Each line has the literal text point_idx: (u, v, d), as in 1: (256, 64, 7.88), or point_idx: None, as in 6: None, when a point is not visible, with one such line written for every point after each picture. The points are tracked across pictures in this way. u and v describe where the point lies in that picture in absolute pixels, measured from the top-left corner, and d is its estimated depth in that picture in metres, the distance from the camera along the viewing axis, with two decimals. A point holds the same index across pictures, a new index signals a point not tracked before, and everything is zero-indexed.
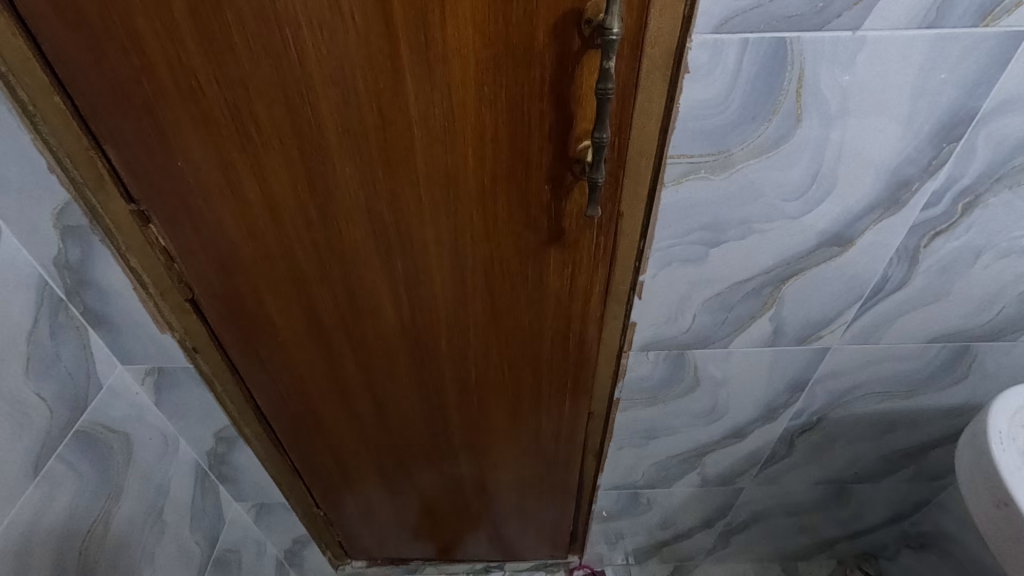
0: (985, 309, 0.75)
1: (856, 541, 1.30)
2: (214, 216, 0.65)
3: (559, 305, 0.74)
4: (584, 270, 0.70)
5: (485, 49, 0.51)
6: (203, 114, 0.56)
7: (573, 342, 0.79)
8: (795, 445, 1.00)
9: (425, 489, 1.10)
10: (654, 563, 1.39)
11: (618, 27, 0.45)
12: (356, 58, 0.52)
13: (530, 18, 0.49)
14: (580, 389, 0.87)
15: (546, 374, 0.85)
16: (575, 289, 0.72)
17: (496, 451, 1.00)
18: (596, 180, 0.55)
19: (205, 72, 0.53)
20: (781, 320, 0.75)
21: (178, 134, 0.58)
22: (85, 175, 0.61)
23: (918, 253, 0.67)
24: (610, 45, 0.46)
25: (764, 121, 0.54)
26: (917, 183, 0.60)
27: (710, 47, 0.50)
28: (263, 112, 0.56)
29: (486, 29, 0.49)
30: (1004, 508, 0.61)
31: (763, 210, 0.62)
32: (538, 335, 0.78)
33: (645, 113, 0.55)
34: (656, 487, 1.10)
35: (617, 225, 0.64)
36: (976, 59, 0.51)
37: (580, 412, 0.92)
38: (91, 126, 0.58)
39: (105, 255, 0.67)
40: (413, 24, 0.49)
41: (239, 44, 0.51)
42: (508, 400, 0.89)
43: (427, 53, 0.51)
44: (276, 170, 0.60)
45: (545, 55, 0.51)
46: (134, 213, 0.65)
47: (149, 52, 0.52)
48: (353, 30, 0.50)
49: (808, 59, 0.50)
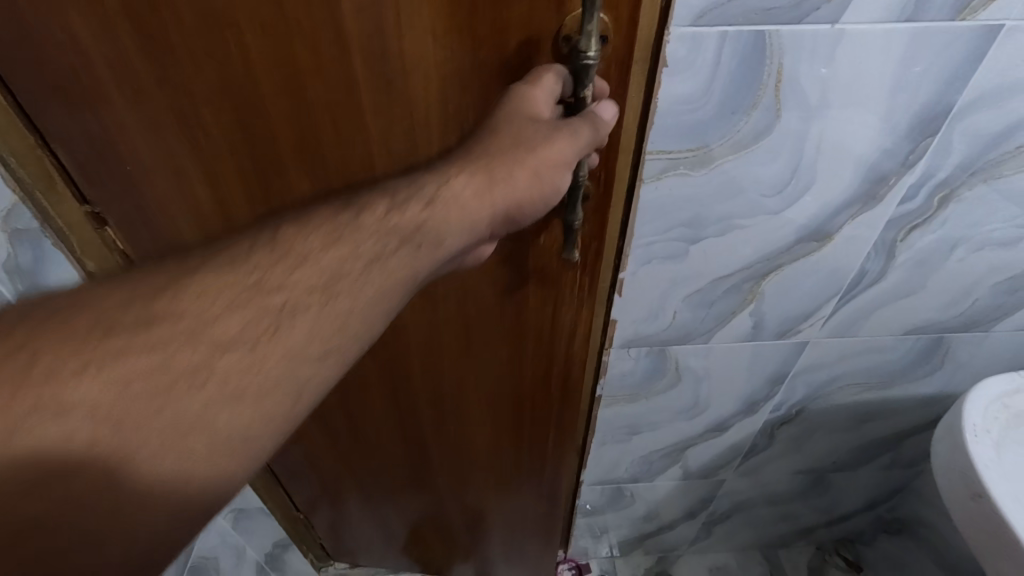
0: (959, 301, 0.76)
1: (834, 527, 1.32)
2: (165, 217, 0.63)
3: (539, 340, 0.72)
4: (567, 305, 0.68)
5: (448, 65, 0.48)
6: (149, 116, 0.53)
7: (556, 374, 0.77)
8: (775, 437, 1.01)
9: (407, 501, 1.07)
10: (638, 556, 1.39)
11: (595, 50, 0.44)
12: (307, 67, 0.49)
13: (496, 31, 0.46)
14: (565, 417, 0.85)
15: (529, 404, 0.83)
16: (559, 319, 0.70)
17: (477, 470, 0.97)
18: (571, 221, 0.55)
19: (147, 73, 0.50)
20: (761, 315, 0.75)
21: (127, 137, 0.55)
22: (33, 175, 0.59)
23: (895, 246, 0.67)
24: (587, 70, 0.45)
25: (743, 116, 0.53)
26: (894, 178, 0.60)
27: (688, 41, 0.48)
28: (212, 118, 0.53)
29: (453, 41, 0.47)
30: (979, 501, 0.62)
31: (743, 207, 0.61)
32: (517, 368, 0.76)
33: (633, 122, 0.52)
34: (639, 480, 1.10)
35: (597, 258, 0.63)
36: (952, 54, 0.50)
37: (565, 437, 0.90)
38: (37, 124, 0.56)
39: (60, 259, 0.66)
40: (366, 31, 0.47)
41: (181, 47, 0.48)
42: (489, 427, 0.87)
43: (384, 65, 0.49)
44: (232, 178, 0.58)
45: (509, 71, 0.49)
46: (88, 215, 0.64)
47: (87, 51, 0.49)
48: (303, 36, 0.47)
49: (786, 53, 0.49)
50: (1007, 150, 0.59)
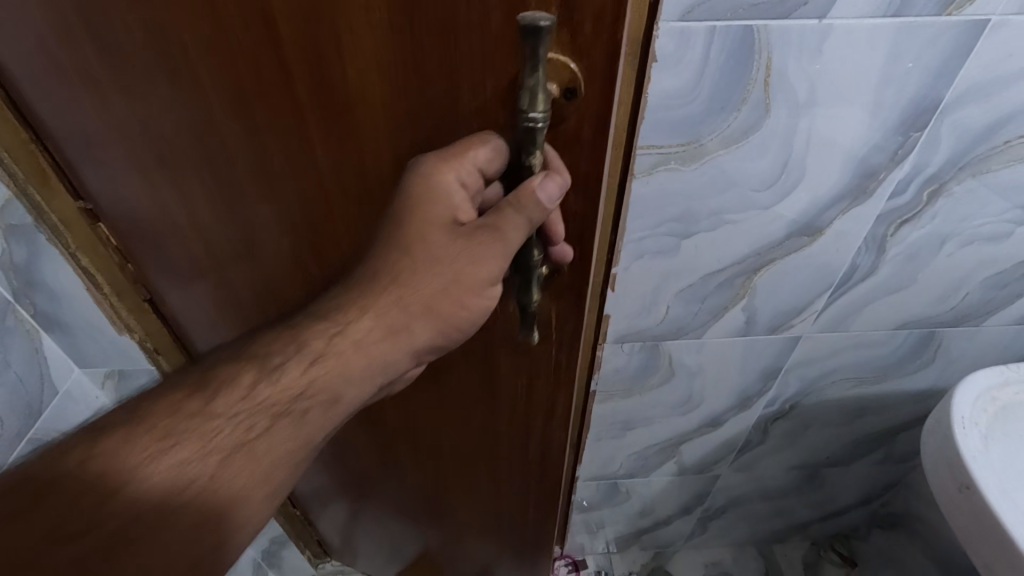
0: (950, 295, 0.76)
1: (829, 522, 1.33)
2: (143, 222, 0.62)
3: (513, 415, 0.64)
4: (542, 386, 0.59)
5: (399, 109, 0.39)
6: (115, 122, 0.50)
7: (532, 448, 0.69)
8: (769, 432, 1.01)
9: (390, 524, 1.03)
10: (634, 551, 1.40)
11: (543, 110, 0.35)
12: (252, 93, 0.42)
13: (451, 72, 0.36)
14: (544, 488, 0.76)
15: (505, 472, 0.75)
16: (529, 395, 0.60)
17: (455, 518, 0.90)
18: (526, 305, 0.47)
19: (107, 79, 0.46)
20: (753, 309, 0.75)
21: (102, 140, 0.53)
22: (26, 170, 0.61)
23: (885, 241, 0.68)
24: (534, 134, 0.36)
25: (732, 112, 0.54)
26: (884, 173, 0.60)
27: (677, 36, 0.49)
28: (170, 132, 0.49)
29: (397, 79, 0.37)
30: (966, 491, 0.63)
31: (734, 201, 0.62)
32: (491, 437, 0.69)
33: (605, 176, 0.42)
34: (635, 476, 1.10)
35: (573, 345, 0.53)
36: (939, 48, 0.51)
37: (545, 508, 0.80)
38: (28, 118, 0.58)
39: (53, 254, 0.68)
40: (307, 62, 0.38)
41: (133, 56, 0.43)
42: (464, 483, 0.81)
43: (330, 101, 0.40)
44: (198, 195, 0.54)
45: (469, 119, 0.38)
46: (82, 210, 0.65)
47: (52, 49, 0.46)
48: (242, 58, 0.40)
49: (775, 47, 0.50)
50: (994, 144, 0.59)
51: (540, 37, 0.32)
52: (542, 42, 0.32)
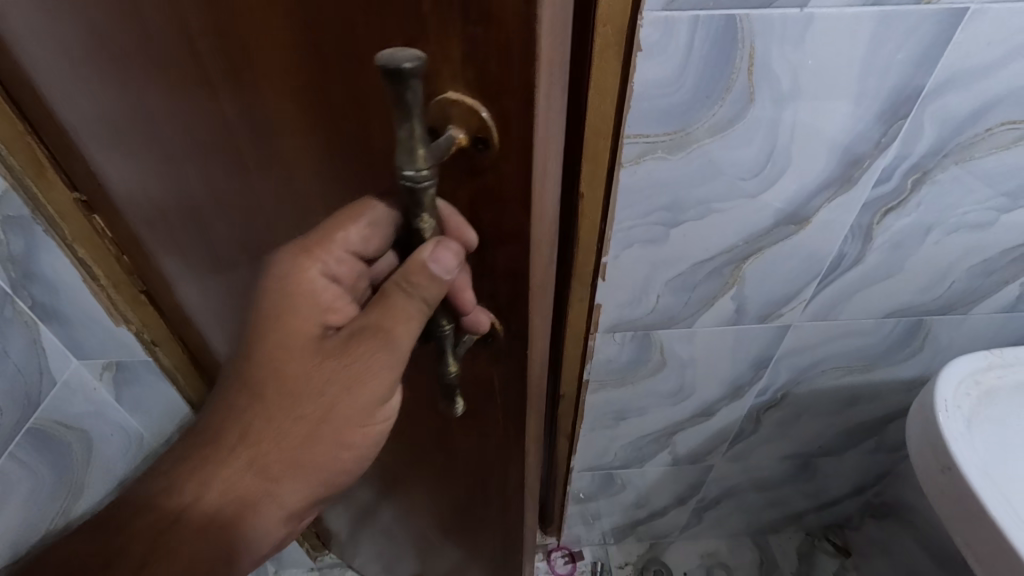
0: (937, 283, 0.77)
1: (823, 512, 1.34)
2: (138, 210, 0.66)
3: (474, 463, 0.62)
4: (497, 441, 0.56)
5: (315, 115, 0.37)
6: (100, 112, 0.54)
7: (492, 498, 0.66)
8: (762, 422, 1.02)
9: (378, 533, 1.03)
10: (631, 542, 1.41)
11: (426, 167, 0.31)
12: (195, 89, 0.43)
13: (354, 84, 0.34)
14: (506, 538, 0.73)
15: (468, 512, 0.73)
16: (476, 445, 0.59)
17: (429, 540, 0.89)
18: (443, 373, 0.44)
19: (91, 72, 0.50)
20: (743, 298, 0.76)
21: (93, 129, 0.58)
22: (23, 163, 0.65)
23: (872, 230, 0.69)
24: (420, 191, 0.32)
25: (717, 101, 0.55)
26: (869, 161, 0.61)
27: (661, 25, 0.50)
28: (142, 123, 0.51)
29: (310, 90, 0.36)
30: (947, 472, 0.64)
31: (720, 190, 0.62)
32: (454, 478, 0.68)
33: (539, 236, 0.38)
34: (629, 466, 1.12)
35: (521, 405, 0.50)
36: (920, 36, 0.52)
37: (505, 555, 0.77)
38: (25, 111, 0.62)
39: (51, 246, 0.69)
40: (234, 62, 0.38)
41: (107, 51, 0.46)
42: (433, 512, 0.79)
43: (258, 102, 0.40)
44: (173, 184, 0.57)
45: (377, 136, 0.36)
46: (79, 202, 0.69)
47: (45, 45, 0.50)
48: (184, 55, 0.41)
49: (758, 36, 0.51)
50: (977, 131, 0.60)
51: (405, 82, 0.27)
52: (417, 90, 0.28)
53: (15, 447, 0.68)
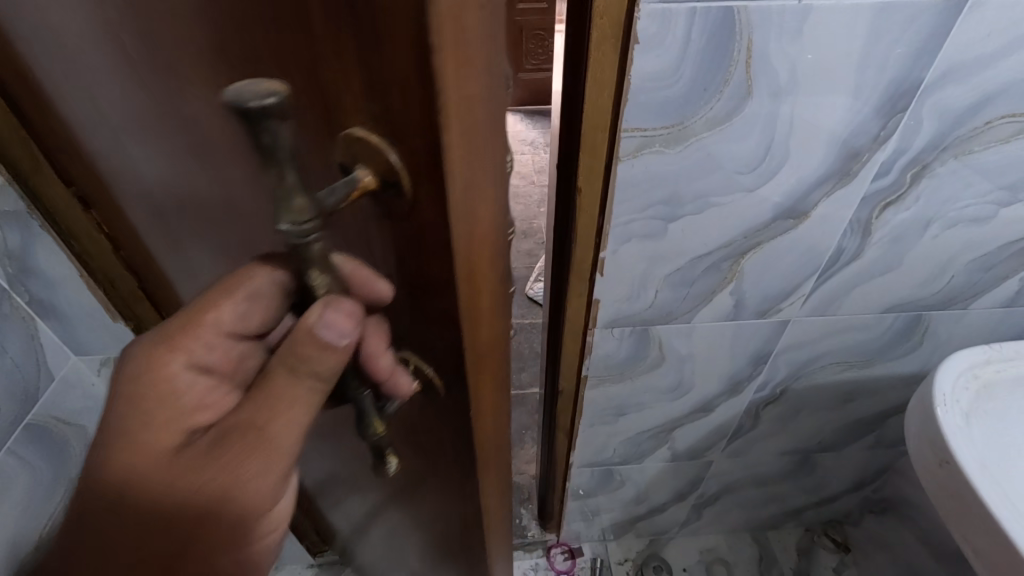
0: (937, 278, 0.77)
1: (822, 508, 1.34)
2: (130, 207, 0.66)
3: (440, 505, 0.59)
4: (457, 492, 0.52)
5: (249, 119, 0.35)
6: (86, 109, 0.53)
7: (458, 540, 0.63)
8: (761, 417, 1.02)
9: (363, 543, 1.01)
10: (630, 538, 1.41)
11: (300, 213, 0.29)
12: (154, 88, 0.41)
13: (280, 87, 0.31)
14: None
15: (436, 546, 0.70)
16: (439, 489, 0.56)
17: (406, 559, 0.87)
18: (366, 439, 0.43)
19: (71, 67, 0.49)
20: (742, 293, 0.76)
21: (81, 124, 0.57)
22: (19, 156, 0.64)
23: (871, 224, 0.69)
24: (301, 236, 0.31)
25: (715, 93, 0.54)
26: (867, 155, 0.61)
27: (658, 17, 0.49)
28: (117, 120, 0.50)
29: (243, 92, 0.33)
30: (945, 466, 0.64)
31: (718, 184, 0.62)
32: (424, 514, 0.64)
33: (481, 305, 0.33)
34: (628, 463, 1.12)
35: (475, 470, 0.46)
36: (919, 27, 0.51)
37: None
38: (20, 104, 0.61)
39: (48, 242, 0.69)
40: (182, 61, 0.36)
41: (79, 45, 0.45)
42: (407, 537, 0.77)
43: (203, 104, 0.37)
44: (154, 181, 0.55)
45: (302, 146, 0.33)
46: (75, 196, 0.69)
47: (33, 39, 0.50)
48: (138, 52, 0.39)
49: (756, 28, 0.50)
50: (977, 124, 0.60)
51: (258, 119, 0.26)
52: (279, 128, 0.27)
53: (14, 442, 0.69)
